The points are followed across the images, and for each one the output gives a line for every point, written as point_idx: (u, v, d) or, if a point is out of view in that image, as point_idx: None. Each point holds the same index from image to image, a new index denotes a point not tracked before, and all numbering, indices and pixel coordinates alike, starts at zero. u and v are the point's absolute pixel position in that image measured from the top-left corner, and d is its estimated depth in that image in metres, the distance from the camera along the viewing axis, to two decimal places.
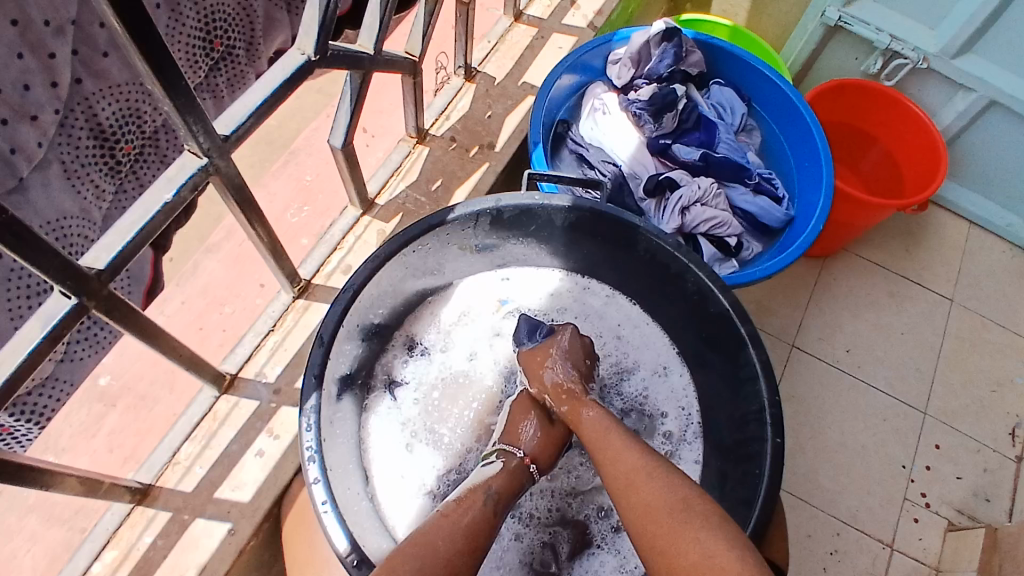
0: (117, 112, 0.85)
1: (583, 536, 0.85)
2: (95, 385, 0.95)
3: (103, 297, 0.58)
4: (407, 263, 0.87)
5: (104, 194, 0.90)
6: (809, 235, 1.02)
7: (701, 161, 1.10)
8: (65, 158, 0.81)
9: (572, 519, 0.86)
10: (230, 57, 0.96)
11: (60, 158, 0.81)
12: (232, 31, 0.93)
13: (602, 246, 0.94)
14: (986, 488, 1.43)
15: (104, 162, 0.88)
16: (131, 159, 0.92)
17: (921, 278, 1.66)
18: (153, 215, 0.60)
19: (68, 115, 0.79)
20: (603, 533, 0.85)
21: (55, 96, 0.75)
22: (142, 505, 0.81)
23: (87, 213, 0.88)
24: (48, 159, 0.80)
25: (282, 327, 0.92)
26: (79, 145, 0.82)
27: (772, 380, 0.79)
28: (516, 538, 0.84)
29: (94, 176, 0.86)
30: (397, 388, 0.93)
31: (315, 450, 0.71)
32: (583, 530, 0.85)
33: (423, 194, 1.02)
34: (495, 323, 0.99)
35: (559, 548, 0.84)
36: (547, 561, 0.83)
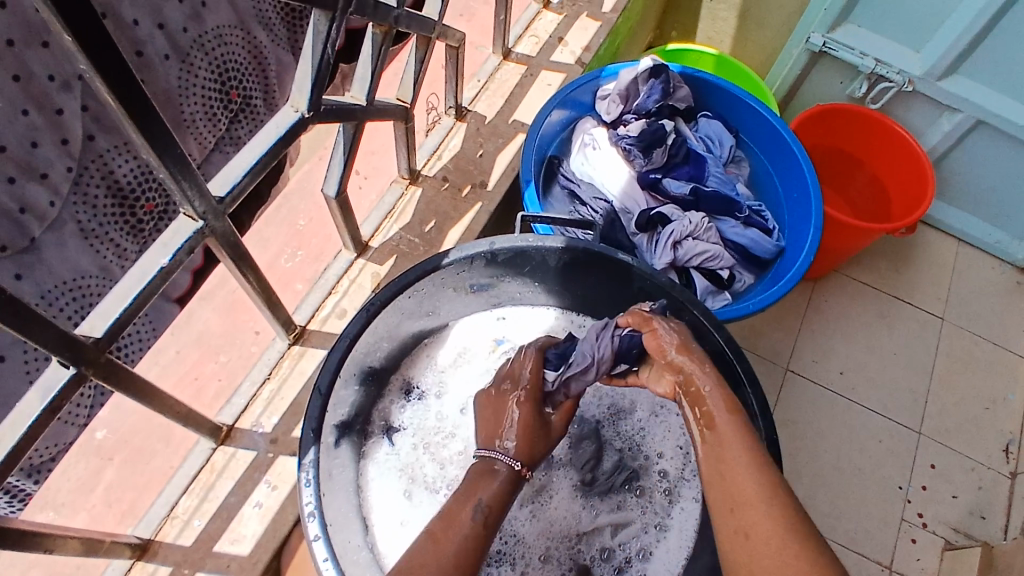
0: (133, 170, 1.00)
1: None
2: (91, 439, 0.92)
3: (100, 363, 0.58)
4: (402, 309, 0.87)
5: (126, 253, 1.03)
6: (799, 268, 1.03)
7: (691, 195, 1.11)
8: (81, 216, 0.95)
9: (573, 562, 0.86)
10: (248, 107, 1.17)
11: (75, 218, 0.94)
12: (246, 80, 1.15)
13: (596, 285, 0.95)
14: (983, 505, 1.43)
15: (125, 220, 1.02)
16: (153, 218, 1.06)
17: (910, 297, 1.68)
18: (150, 280, 0.59)
19: (82, 173, 0.92)
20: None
21: (66, 151, 0.89)
22: (142, 560, 0.80)
23: (107, 272, 1.00)
24: (62, 219, 0.92)
25: (278, 374, 0.92)
26: (97, 204, 0.96)
27: (769, 418, 0.78)
28: None
29: (111, 235, 0.99)
30: (395, 433, 0.93)
31: (314, 506, 0.71)
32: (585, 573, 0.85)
33: (417, 235, 1.03)
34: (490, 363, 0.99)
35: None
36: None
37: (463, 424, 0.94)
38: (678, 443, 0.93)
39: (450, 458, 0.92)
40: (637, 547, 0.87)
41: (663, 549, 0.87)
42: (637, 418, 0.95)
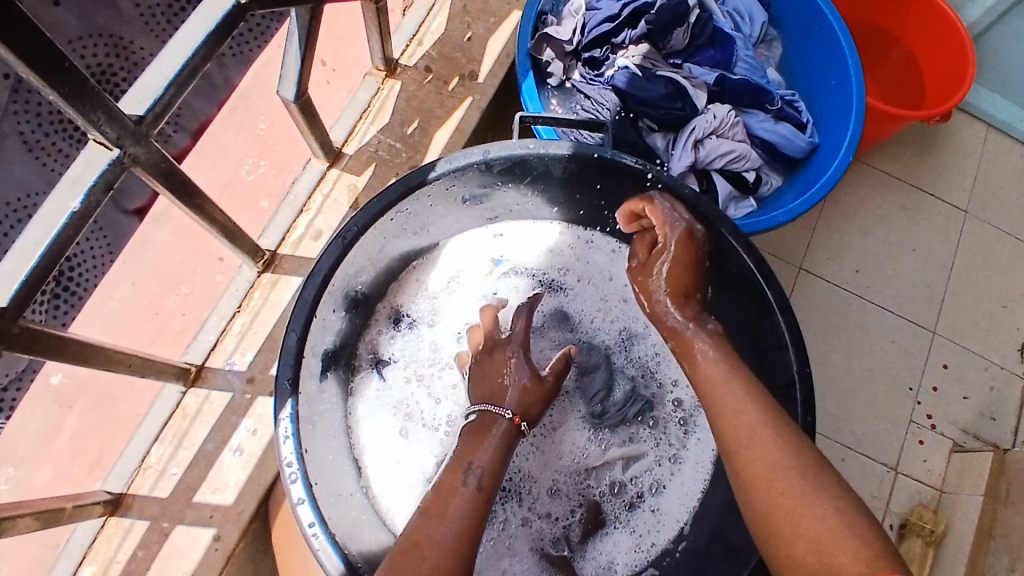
0: None
1: (595, 516, 0.80)
2: (46, 385, 0.84)
3: (13, 335, 0.48)
4: (384, 232, 0.76)
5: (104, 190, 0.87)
6: (836, 170, 0.89)
7: (716, 85, 0.95)
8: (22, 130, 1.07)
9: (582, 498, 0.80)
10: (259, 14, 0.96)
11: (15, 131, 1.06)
12: None
13: (607, 196, 0.81)
14: (994, 407, 1.41)
15: None
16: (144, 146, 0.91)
17: (934, 188, 1.55)
18: (59, 230, 0.47)
19: None
20: (616, 512, 0.80)
21: None
22: (116, 515, 0.75)
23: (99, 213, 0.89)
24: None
25: (249, 307, 0.81)
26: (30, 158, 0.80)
27: (802, 350, 0.71)
28: (524, 524, 0.79)
29: None
30: (385, 366, 0.84)
31: (297, 467, 0.64)
32: (593, 509, 0.80)
33: (398, 139, 0.88)
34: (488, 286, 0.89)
35: (568, 531, 0.79)
36: (556, 545, 0.78)
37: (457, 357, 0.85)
38: (695, 371, 0.85)
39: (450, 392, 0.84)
40: (649, 481, 0.81)
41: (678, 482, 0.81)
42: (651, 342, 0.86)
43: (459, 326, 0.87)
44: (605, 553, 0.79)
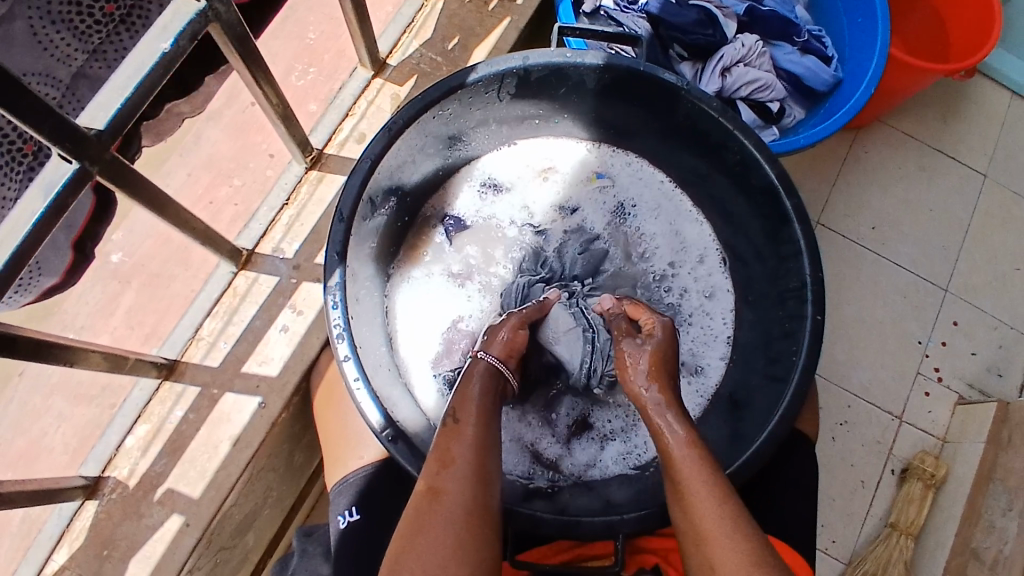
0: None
1: (584, 424, 0.85)
2: (107, 263, 0.89)
3: (106, 163, 0.53)
4: (424, 130, 0.80)
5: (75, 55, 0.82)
6: (858, 99, 0.94)
7: (745, 16, 0.99)
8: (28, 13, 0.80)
9: (579, 405, 0.86)
10: None
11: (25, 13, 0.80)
12: None
13: (639, 109, 0.85)
14: (1000, 363, 1.40)
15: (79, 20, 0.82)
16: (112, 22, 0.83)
17: (955, 150, 1.53)
18: (150, 69, 0.53)
19: None
20: (606, 425, 0.86)
21: None
22: (170, 380, 0.81)
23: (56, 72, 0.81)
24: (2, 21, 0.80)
25: (297, 200, 0.87)
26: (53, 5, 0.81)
27: (816, 255, 0.75)
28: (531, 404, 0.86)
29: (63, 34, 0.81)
30: (450, 221, 0.92)
31: (343, 328, 0.69)
32: (585, 418, 0.86)
33: (438, 53, 0.93)
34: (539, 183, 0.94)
35: (558, 430, 0.85)
36: (549, 439, 0.85)
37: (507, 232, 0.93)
38: (710, 323, 0.90)
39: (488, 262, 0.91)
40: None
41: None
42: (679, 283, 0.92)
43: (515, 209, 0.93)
44: (591, 454, 0.84)
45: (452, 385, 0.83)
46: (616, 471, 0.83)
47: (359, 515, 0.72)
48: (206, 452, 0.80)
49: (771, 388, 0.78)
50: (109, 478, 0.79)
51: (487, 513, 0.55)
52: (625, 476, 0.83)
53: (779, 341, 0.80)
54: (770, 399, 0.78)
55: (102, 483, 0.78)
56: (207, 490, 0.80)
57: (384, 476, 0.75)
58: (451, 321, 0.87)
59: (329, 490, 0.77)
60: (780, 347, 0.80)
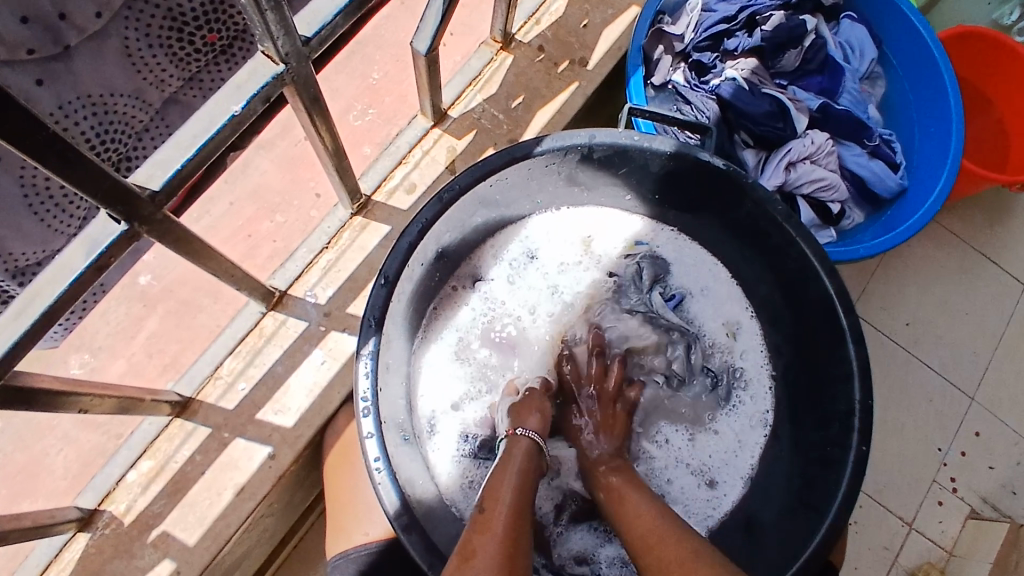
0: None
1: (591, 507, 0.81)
2: (134, 284, 0.87)
3: (155, 221, 0.51)
4: (478, 195, 0.76)
5: (167, 80, 1.02)
6: (922, 216, 0.91)
7: (818, 112, 0.96)
8: (127, 35, 0.95)
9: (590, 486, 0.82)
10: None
11: (120, 34, 0.95)
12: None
13: (703, 197, 0.82)
14: (1016, 481, 1.34)
15: (174, 47, 1.00)
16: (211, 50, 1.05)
17: (999, 257, 1.48)
18: (219, 128, 0.51)
19: None
20: None
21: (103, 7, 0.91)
22: (181, 418, 0.78)
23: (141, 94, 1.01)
24: (104, 33, 0.93)
25: (337, 245, 0.84)
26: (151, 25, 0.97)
27: (869, 383, 0.71)
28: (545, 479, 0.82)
29: (158, 60, 0.99)
30: (481, 284, 0.88)
31: (371, 401, 0.65)
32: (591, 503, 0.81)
33: (501, 110, 0.91)
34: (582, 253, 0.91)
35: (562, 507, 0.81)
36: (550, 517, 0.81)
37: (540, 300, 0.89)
38: (747, 417, 0.86)
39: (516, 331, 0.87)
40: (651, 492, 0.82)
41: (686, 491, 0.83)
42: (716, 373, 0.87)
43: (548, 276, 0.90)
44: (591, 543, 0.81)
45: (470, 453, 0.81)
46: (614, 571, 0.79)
47: None
48: (208, 498, 0.77)
49: (805, 512, 0.74)
50: (105, 512, 0.76)
51: None
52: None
53: (816, 464, 0.76)
54: (803, 524, 0.74)
55: (96, 516, 0.75)
56: (203, 538, 0.76)
57: (388, 555, 0.72)
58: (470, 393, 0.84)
59: (328, 559, 0.75)
60: (817, 471, 0.75)
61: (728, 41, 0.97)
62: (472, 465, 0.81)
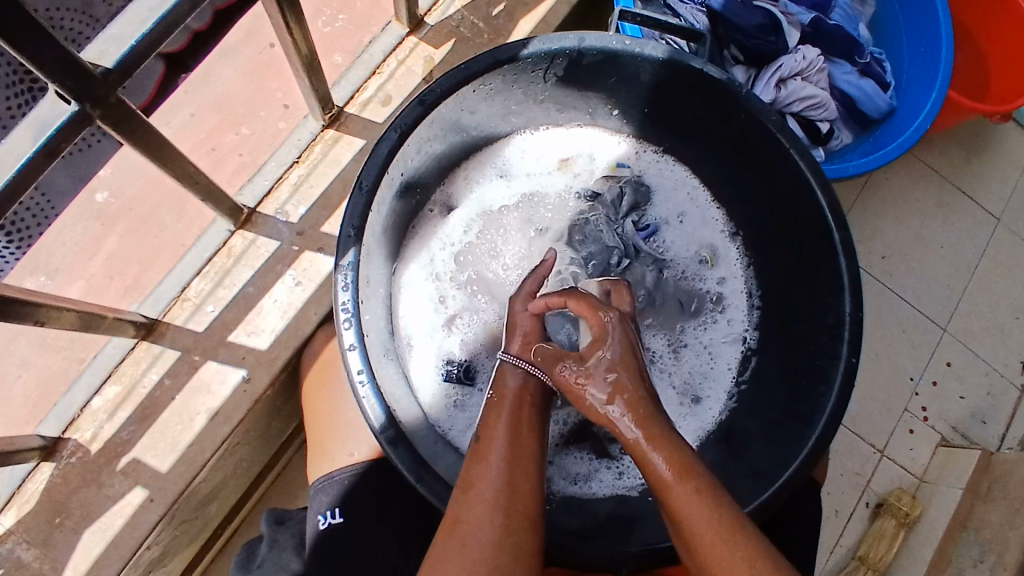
0: None
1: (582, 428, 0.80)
2: (90, 202, 0.81)
3: (109, 104, 0.46)
4: (461, 102, 0.72)
5: None
6: (913, 133, 0.90)
7: (809, 26, 0.93)
8: None
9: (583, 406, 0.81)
10: None
11: None
12: None
13: (692, 110, 0.79)
14: (985, 410, 1.38)
15: None
16: None
17: (974, 192, 1.49)
18: (177, 0, 0.46)
19: None
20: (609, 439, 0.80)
21: None
22: (147, 341, 0.74)
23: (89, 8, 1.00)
24: None
25: (308, 159, 0.79)
26: None
27: (860, 295, 0.70)
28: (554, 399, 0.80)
29: None
30: (458, 208, 0.84)
31: (352, 314, 0.62)
32: (585, 426, 0.80)
33: (482, 18, 0.85)
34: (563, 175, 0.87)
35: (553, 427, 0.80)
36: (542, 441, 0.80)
37: (519, 222, 0.85)
38: (731, 335, 0.86)
39: (496, 255, 0.83)
40: None
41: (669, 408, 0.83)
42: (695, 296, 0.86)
43: (527, 199, 0.86)
44: (584, 466, 0.80)
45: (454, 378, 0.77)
46: (606, 492, 0.79)
47: (341, 518, 0.67)
48: (180, 424, 0.74)
49: (790, 428, 0.74)
50: (70, 439, 0.72)
51: (510, 528, 0.52)
52: (620, 496, 0.78)
53: (801, 379, 0.76)
54: (787, 439, 0.73)
55: (61, 445, 0.72)
56: (176, 464, 0.73)
57: (370, 476, 0.70)
58: (447, 319, 0.80)
59: (310, 484, 0.72)
60: (803, 386, 0.75)
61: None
62: (457, 390, 0.77)
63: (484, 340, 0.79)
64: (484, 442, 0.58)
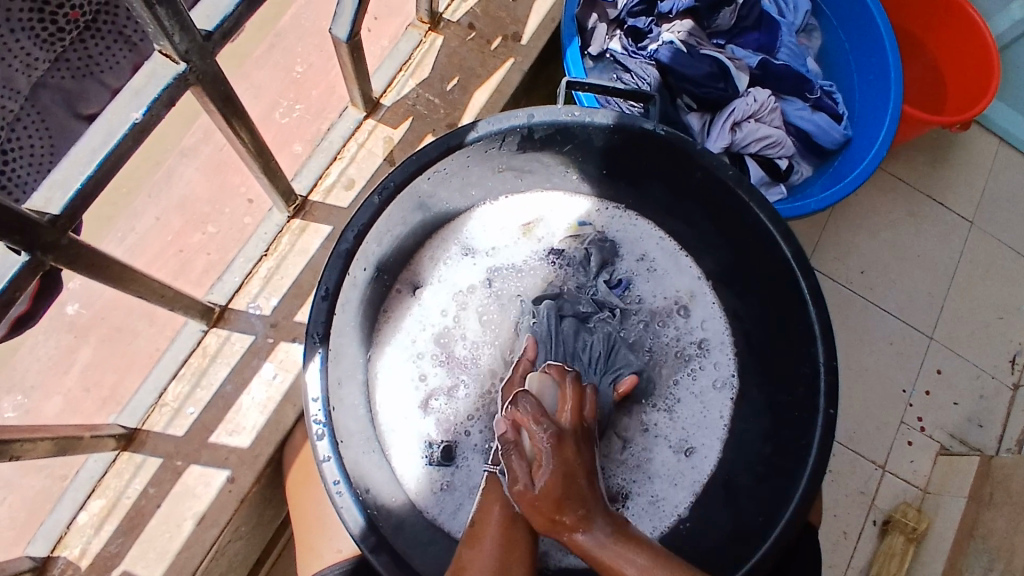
0: None
1: None
2: (61, 314, 0.84)
3: (61, 246, 0.47)
4: (416, 190, 0.74)
5: None
6: (868, 164, 0.91)
7: (758, 68, 0.95)
8: None
9: None
10: None
11: None
12: None
13: (648, 166, 0.80)
14: (980, 414, 1.36)
15: None
16: None
17: (943, 198, 1.48)
18: (119, 140, 0.46)
19: None
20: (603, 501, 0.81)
21: None
22: (128, 451, 0.74)
23: None
24: None
25: (276, 251, 0.80)
26: None
27: (830, 341, 0.71)
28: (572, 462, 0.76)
29: None
30: (425, 288, 0.85)
31: (324, 424, 0.63)
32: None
33: (437, 94, 0.87)
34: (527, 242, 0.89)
35: None
36: None
37: (487, 294, 0.87)
38: (714, 379, 0.86)
39: (467, 331, 0.84)
40: (640, 480, 0.82)
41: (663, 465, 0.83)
42: (673, 345, 0.87)
43: (493, 269, 0.88)
44: None
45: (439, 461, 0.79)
46: None
47: None
48: (167, 532, 0.73)
49: (778, 479, 0.74)
50: (60, 558, 0.72)
51: None
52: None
53: (784, 425, 0.76)
54: (777, 489, 0.74)
55: (51, 564, 0.72)
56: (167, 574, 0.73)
57: (359, 571, 0.69)
58: (425, 400, 0.81)
59: None
60: (786, 433, 0.76)
61: (661, 3, 0.96)
62: (442, 472, 0.79)
63: (465, 418, 0.81)
64: (480, 523, 0.63)
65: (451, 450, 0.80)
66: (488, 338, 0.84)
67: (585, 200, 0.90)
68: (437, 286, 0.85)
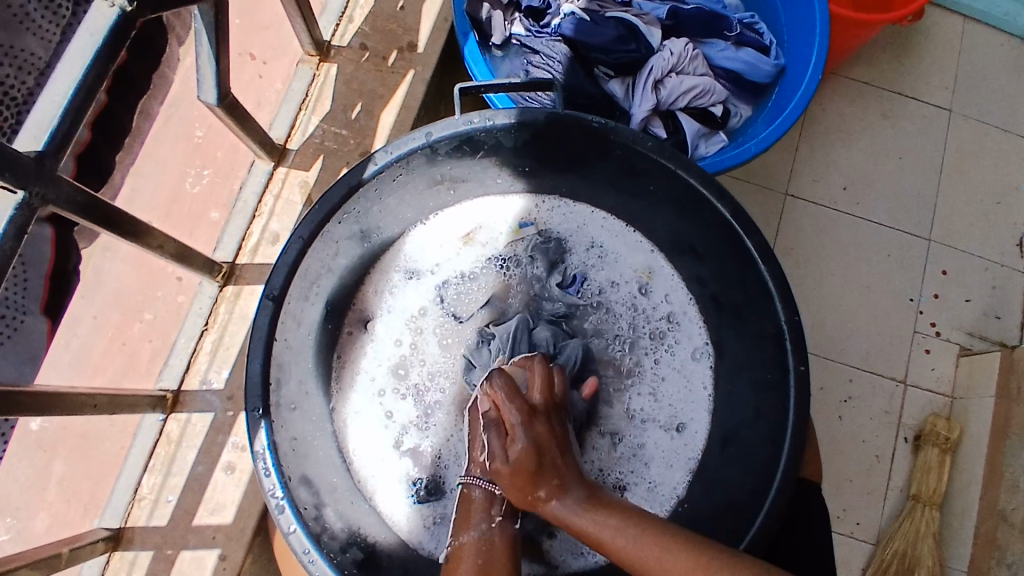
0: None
1: None
2: (28, 432, 0.93)
3: None
4: (335, 236, 0.71)
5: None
6: (804, 92, 0.85)
7: (669, 18, 0.91)
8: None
9: None
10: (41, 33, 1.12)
11: None
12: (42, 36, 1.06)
13: (568, 149, 0.75)
14: (997, 304, 1.20)
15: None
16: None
17: (916, 91, 1.31)
18: None
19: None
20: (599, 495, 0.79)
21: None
22: (119, 550, 0.74)
23: None
24: None
25: (216, 324, 0.79)
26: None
27: (789, 296, 0.67)
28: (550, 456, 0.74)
29: None
30: (377, 322, 0.83)
31: (282, 497, 0.62)
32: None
33: (343, 125, 0.84)
34: (472, 253, 0.87)
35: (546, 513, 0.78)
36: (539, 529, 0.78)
37: (442, 317, 0.84)
38: (688, 350, 0.84)
39: (428, 359, 0.83)
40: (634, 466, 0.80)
41: (654, 447, 0.81)
42: (640, 326, 0.84)
43: (444, 289, 0.85)
44: None
45: (425, 498, 0.78)
46: None
47: None
48: None
49: (766, 445, 0.71)
50: None
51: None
52: None
53: (762, 386, 0.73)
54: (765, 455, 0.71)
55: None
56: None
57: None
58: (398, 438, 0.80)
59: None
60: (766, 394, 0.72)
61: None
62: (430, 507, 0.77)
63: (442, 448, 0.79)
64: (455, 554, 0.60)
65: (435, 484, 0.79)
66: (450, 361, 0.83)
67: (520, 198, 0.87)
68: (389, 319, 0.83)
